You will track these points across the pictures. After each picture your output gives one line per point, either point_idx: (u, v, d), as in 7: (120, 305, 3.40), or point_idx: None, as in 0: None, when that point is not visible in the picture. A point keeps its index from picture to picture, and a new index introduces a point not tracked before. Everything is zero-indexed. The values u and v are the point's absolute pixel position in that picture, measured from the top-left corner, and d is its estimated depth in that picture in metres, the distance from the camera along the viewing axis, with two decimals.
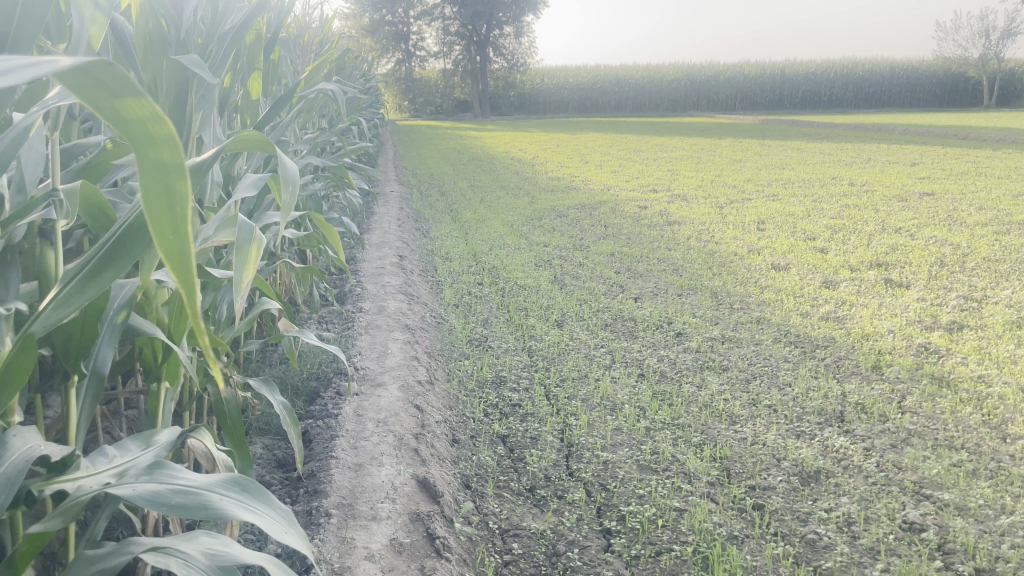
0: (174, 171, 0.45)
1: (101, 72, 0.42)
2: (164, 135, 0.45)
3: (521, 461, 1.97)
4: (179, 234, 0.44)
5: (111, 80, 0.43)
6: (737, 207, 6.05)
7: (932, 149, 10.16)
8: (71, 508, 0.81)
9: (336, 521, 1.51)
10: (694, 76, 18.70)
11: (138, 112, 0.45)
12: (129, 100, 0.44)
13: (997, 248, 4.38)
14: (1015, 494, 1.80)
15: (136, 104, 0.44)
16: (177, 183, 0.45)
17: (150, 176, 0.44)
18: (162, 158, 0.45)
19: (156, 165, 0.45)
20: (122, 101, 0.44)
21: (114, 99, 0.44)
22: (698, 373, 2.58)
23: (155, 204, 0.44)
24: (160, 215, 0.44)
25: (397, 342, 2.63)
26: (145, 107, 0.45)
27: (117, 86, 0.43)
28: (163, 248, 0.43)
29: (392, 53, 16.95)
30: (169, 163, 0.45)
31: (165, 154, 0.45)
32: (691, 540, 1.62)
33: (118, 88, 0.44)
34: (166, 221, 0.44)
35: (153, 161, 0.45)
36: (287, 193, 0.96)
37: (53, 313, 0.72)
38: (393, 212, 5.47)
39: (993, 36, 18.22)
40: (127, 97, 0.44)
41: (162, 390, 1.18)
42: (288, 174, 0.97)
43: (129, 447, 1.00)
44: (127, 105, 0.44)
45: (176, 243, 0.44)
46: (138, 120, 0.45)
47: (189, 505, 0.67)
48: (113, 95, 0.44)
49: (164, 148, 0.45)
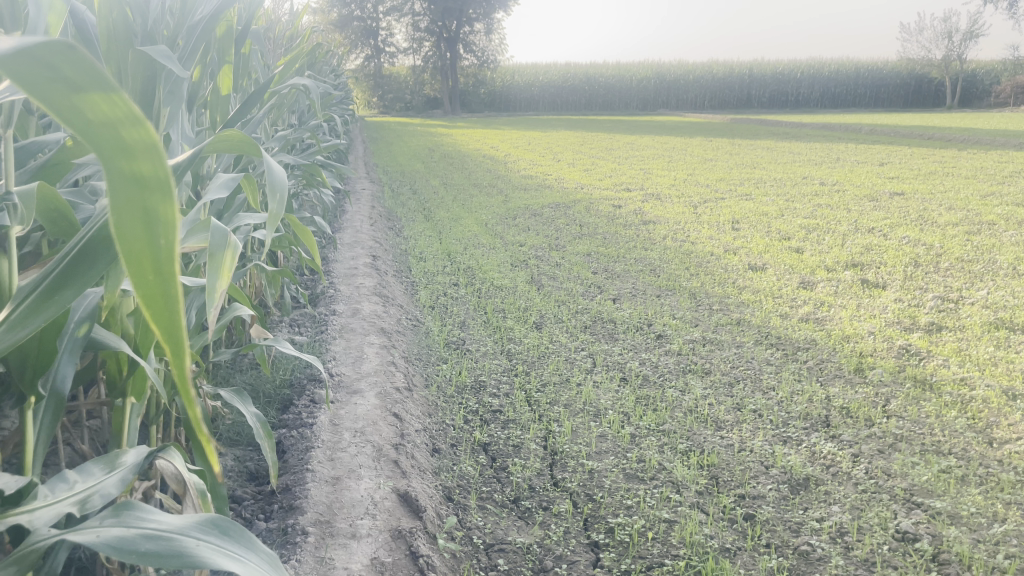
0: (161, 189, 0.33)
1: (58, 55, 0.30)
2: (144, 143, 0.33)
3: (504, 470, 1.91)
4: (164, 275, 0.34)
5: (70, 66, 0.31)
6: (711, 206, 6.04)
7: (899, 149, 10.25)
8: (27, 554, 0.74)
9: (313, 540, 1.44)
10: (663, 76, 18.72)
11: (111, 113, 0.33)
12: (95, 97, 0.32)
13: (969, 249, 4.40)
14: (1006, 501, 1.78)
15: (105, 102, 0.32)
16: (159, 205, 0.33)
17: (122, 198, 0.33)
18: (139, 172, 0.33)
19: (133, 181, 0.33)
20: (87, 98, 0.32)
21: (78, 98, 0.32)
22: (681, 377, 2.54)
23: (132, 237, 0.33)
24: (136, 248, 0.33)
25: (373, 346, 2.55)
26: (118, 107, 0.32)
27: (80, 78, 0.31)
28: (143, 297, 0.33)
29: (360, 50, 16.78)
30: (151, 180, 0.33)
31: (143, 168, 0.33)
32: (683, 554, 1.57)
33: (81, 81, 0.31)
34: (145, 257, 0.34)
35: (125, 177, 0.33)
36: (276, 202, 0.87)
37: (4, 337, 0.62)
38: (365, 211, 5.37)
39: (953, 39, 18.47)
40: (93, 92, 0.32)
41: (127, 406, 1.11)
42: (277, 181, 0.89)
43: (90, 471, 0.91)
44: (94, 104, 0.32)
45: (160, 287, 0.34)
46: (108, 124, 0.33)
47: (160, 552, 0.60)
48: (73, 91, 0.32)
49: (142, 158, 0.33)
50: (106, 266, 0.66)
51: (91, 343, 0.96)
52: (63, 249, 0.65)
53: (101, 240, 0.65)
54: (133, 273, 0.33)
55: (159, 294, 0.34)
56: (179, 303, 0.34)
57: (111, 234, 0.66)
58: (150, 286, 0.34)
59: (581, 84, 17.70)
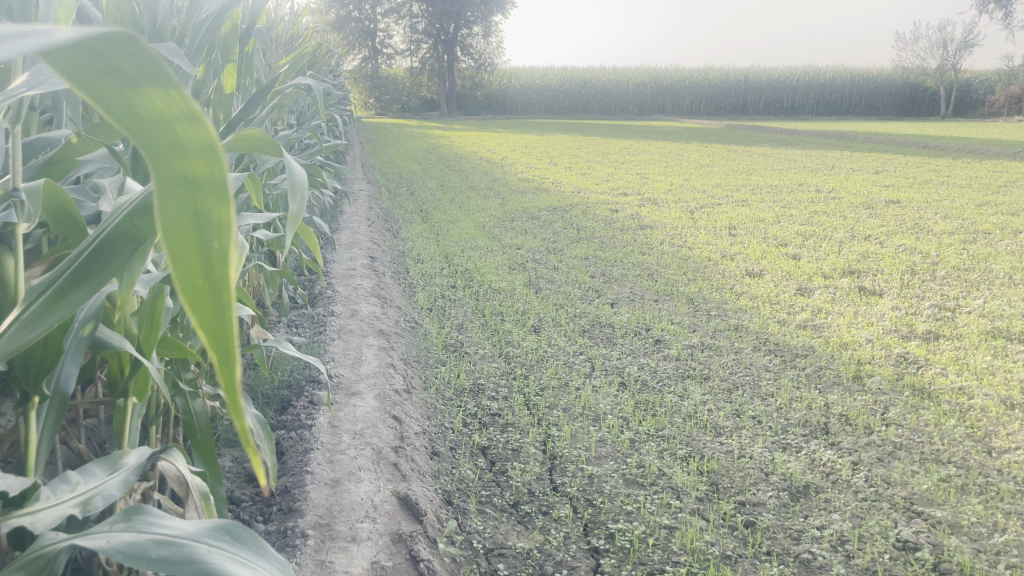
0: (216, 190, 0.29)
1: (113, 51, 0.26)
2: (199, 143, 0.28)
3: (503, 474, 1.90)
4: (215, 279, 0.30)
5: (125, 61, 0.26)
6: (708, 211, 6.04)
7: (893, 157, 10.29)
8: (34, 560, 0.72)
9: (313, 543, 1.42)
10: (659, 81, 18.75)
11: (166, 111, 0.28)
12: (150, 92, 0.27)
13: (965, 258, 4.40)
14: (1006, 511, 1.78)
15: (161, 99, 0.28)
16: (213, 207, 0.29)
17: (168, 198, 0.29)
18: (193, 173, 0.29)
19: (186, 182, 0.29)
20: (142, 94, 0.28)
21: (130, 94, 0.28)
22: (680, 382, 2.53)
23: (180, 235, 0.29)
24: (186, 251, 0.29)
25: (372, 348, 2.54)
26: (175, 104, 0.28)
27: (135, 72, 0.27)
28: (189, 302, 0.29)
29: (358, 52, 16.82)
30: (204, 182, 0.29)
31: (198, 169, 0.29)
32: (684, 561, 1.56)
33: (135, 76, 0.27)
34: (196, 262, 0.30)
35: (178, 178, 0.29)
36: (296, 203, 0.86)
37: (16, 336, 0.60)
38: (362, 212, 5.36)
39: (949, 49, 18.54)
40: (148, 88, 0.27)
41: (128, 407, 1.10)
42: (297, 182, 0.87)
43: (92, 472, 0.90)
44: (148, 100, 0.28)
45: (211, 292, 0.30)
46: (162, 122, 0.28)
47: (170, 558, 0.59)
48: (125, 84, 0.27)
49: (197, 161, 0.29)
50: (123, 264, 0.62)
51: (94, 343, 0.94)
52: (81, 245, 0.62)
53: (116, 239, 0.61)
54: (180, 276, 0.29)
55: (209, 301, 0.30)
56: (229, 309, 0.30)
57: (128, 233, 0.61)
58: (198, 292, 0.30)
59: (578, 88, 17.72)
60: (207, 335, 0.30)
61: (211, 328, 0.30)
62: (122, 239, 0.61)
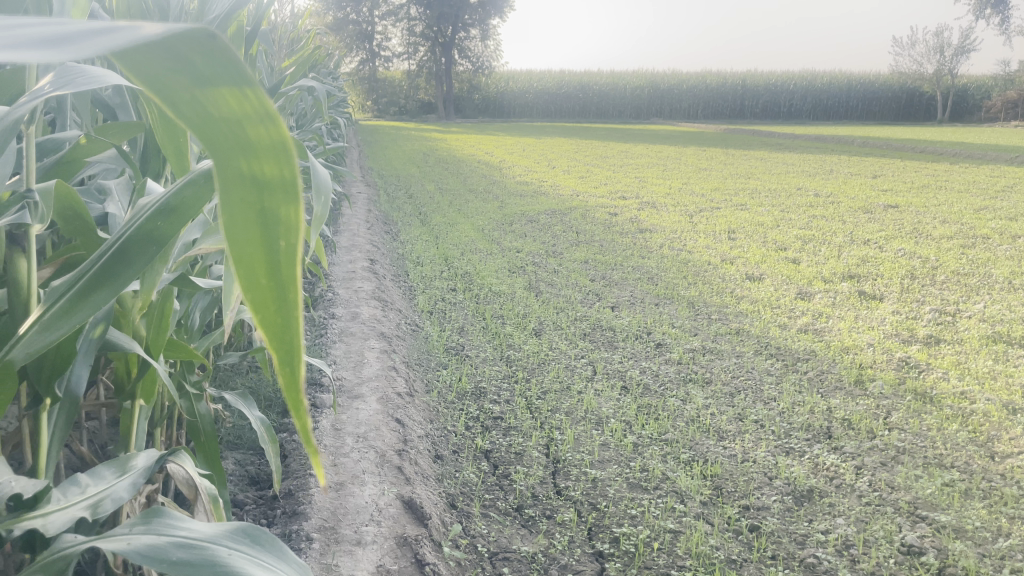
0: (286, 193, 0.26)
1: (191, 45, 0.23)
2: (271, 143, 0.26)
3: (506, 478, 1.89)
4: (280, 282, 0.27)
5: (200, 57, 0.24)
6: (707, 215, 6.05)
7: (891, 162, 10.31)
8: (50, 563, 0.72)
9: (318, 546, 1.41)
10: (657, 85, 18.78)
11: (237, 108, 0.25)
12: (224, 90, 0.25)
13: (965, 262, 4.41)
14: (1010, 515, 1.78)
15: (234, 96, 0.25)
16: (282, 207, 0.26)
17: (232, 195, 0.26)
18: (262, 174, 0.26)
19: (252, 181, 0.26)
20: (212, 90, 0.25)
21: (203, 91, 0.25)
22: (682, 386, 2.52)
23: (242, 234, 0.26)
24: (249, 252, 0.26)
25: (373, 351, 2.53)
26: (250, 103, 0.25)
27: (211, 68, 0.24)
28: (252, 305, 0.26)
29: (356, 55, 16.87)
30: (273, 180, 0.26)
31: (267, 169, 0.26)
32: (689, 565, 1.56)
33: (211, 72, 0.24)
34: (261, 263, 0.27)
35: (246, 178, 0.26)
36: (320, 205, 0.85)
37: (36, 339, 0.60)
38: (362, 215, 5.36)
39: (944, 54, 18.60)
40: (224, 86, 0.25)
41: (136, 408, 1.09)
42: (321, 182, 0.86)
43: (101, 474, 0.89)
44: (221, 99, 0.25)
45: (276, 296, 0.27)
46: (233, 121, 0.26)
47: (191, 562, 0.58)
48: (199, 81, 0.25)
49: (267, 160, 0.26)
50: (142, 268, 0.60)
51: (105, 344, 0.93)
52: (103, 248, 0.61)
53: (140, 241, 0.60)
54: (242, 280, 0.26)
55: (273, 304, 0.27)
56: (296, 314, 0.27)
57: (151, 235, 0.60)
58: (262, 293, 0.27)
59: (576, 91, 17.75)
60: (269, 339, 0.27)
61: (275, 331, 0.27)
62: (142, 244, 0.60)
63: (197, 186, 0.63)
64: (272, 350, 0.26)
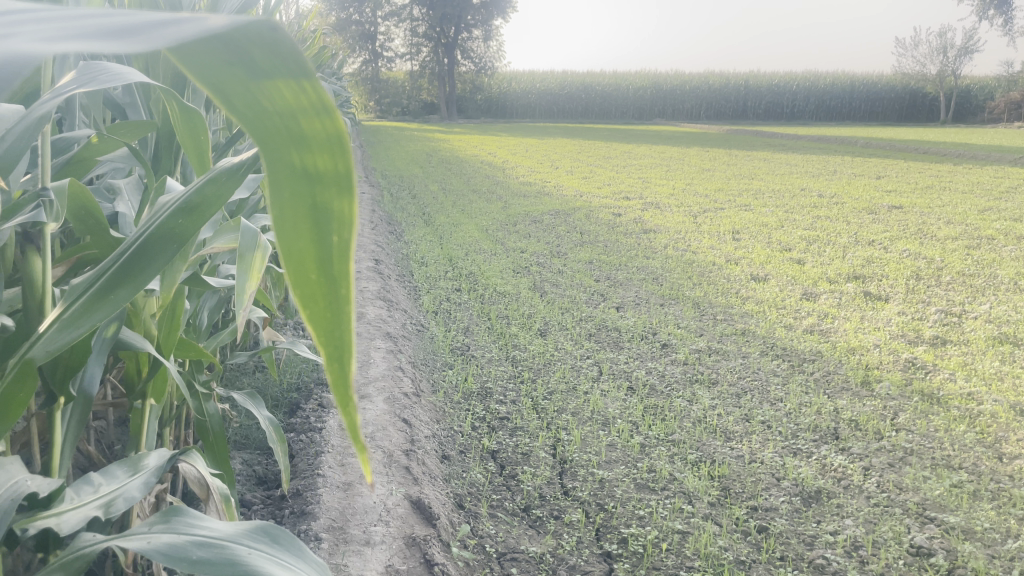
0: (339, 186, 0.26)
1: (250, 37, 0.23)
2: (325, 134, 0.26)
3: (513, 479, 1.89)
4: (331, 274, 0.27)
5: (258, 50, 0.24)
6: (711, 215, 6.05)
7: (894, 162, 10.30)
8: (70, 562, 0.72)
9: (327, 546, 1.41)
10: (659, 86, 18.77)
11: (293, 102, 0.25)
12: (282, 84, 0.25)
13: (970, 263, 4.40)
14: (1019, 516, 1.77)
15: (290, 88, 0.25)
16: (335, 200, 0.26)
17: (283, 184, 0.26)
18: (317, 167, 0.26)
19: (306, 174, 0.26)
20: (268, 83, 0.25)
21: (258, 84, 0.25)
22: (688, 387, 2.52)
23: (293, 226, 0.26)
24: (300, 245, 0.26)
25: (379, 350, 2.53)
26: (306, 96, 0.25)
27: (269, 61, 0.24)
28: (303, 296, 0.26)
29: (359, 56, 16.88)
30: (327, 174, 0.26)
31: (321, 163, 0.26)
32: (697, 566, 1.55)
33: (268, 66, 0.24)
34: (311, 256, 0.27)
35: (301, 171, 0.26)
36: None
37: (54, 337, 0.61)
38: (365, 215, 5.36)
39: (948, 55, 18.59)
40: (280, 79, 0.24)
41: (146, 408, 1.09)
42: None
43: (113, 473, 0.89)
44: (277, 92, 0.25)
45: (327, 291, 0.27)
46: (287, 114, 0.26)
47: (212, 560, 0.58)
48: (256, 75, 0.25)
49: (321, 152, 0.26)
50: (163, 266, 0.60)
51: (119, 344, 0.93)
52: (123, 245, 0.61)
53: (162, 238, 0.60)
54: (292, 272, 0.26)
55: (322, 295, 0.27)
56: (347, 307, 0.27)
57: (173, 232, 0.60)
58: (312, 285, 0.27)
59: (579, 92, 17.75)
60: (319, 331, 0.27)
61: (325, 323, 0.27)
62: (162, 242, 0.60)
63: (219, 182, 0.62)
64: (322, 343, 0.26)
